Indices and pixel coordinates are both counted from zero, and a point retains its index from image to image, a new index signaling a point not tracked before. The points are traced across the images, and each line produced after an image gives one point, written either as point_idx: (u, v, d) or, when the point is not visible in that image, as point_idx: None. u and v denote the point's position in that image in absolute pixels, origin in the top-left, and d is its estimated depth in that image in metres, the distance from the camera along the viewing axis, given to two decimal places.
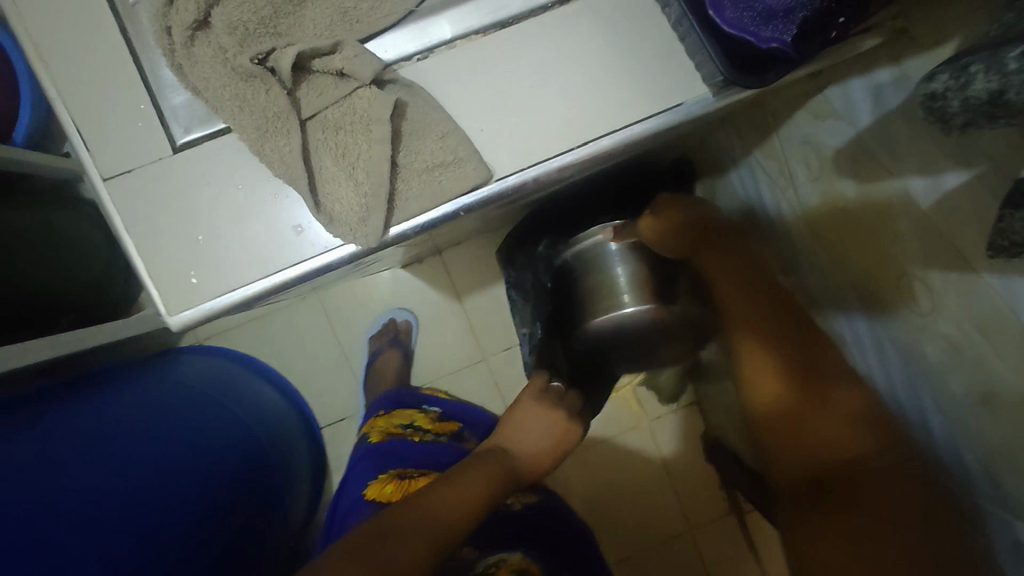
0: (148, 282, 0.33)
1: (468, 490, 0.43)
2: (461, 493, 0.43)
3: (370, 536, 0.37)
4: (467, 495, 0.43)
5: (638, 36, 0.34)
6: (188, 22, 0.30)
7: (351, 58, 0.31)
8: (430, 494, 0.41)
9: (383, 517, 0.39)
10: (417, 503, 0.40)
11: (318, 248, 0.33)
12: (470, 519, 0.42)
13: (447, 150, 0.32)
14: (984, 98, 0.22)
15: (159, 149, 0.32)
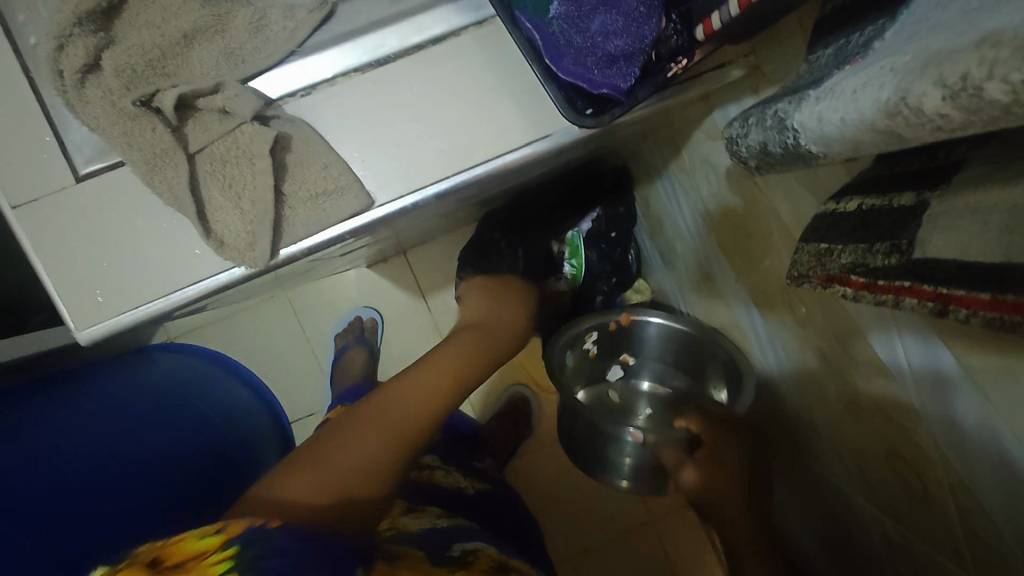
0: (57, 300, 0.36)
1: (425, 401, 0.44)
2: (427, 404, 0.44)
3: (339, 431, 0.39)
4: (431, 407, 0.44)
5: (505, 72, 0.36)
6: (77, 67, 0.32)
7: (233, 97, 0.34)
8: (389, 409, 0.42)
9: (354, 428, 0.39)
10: (374, 414, 0.41)
11: (214, 269, 0.36)
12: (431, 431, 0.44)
13: (329, 180, 0.35)
14: (758, 149, 0.26)
15: (62, 179, 0.35)
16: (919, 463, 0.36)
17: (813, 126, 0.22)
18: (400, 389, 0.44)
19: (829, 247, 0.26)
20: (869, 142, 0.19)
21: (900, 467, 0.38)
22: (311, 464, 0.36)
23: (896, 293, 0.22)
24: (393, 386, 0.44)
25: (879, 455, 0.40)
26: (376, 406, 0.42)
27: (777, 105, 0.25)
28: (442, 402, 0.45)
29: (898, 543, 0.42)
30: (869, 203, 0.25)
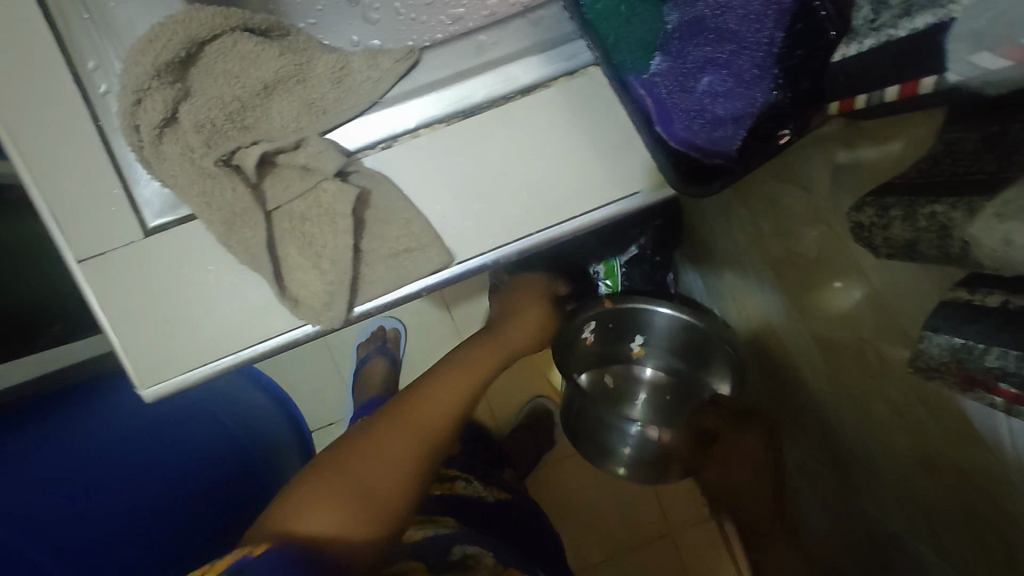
0: (123, 357, 0.34)
1: (445, 403, 0.46)
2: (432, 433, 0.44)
3: (361, 441, 0.41)
4: (434, 436, 0.43)
5: (597, 124, 0.34)
6: (156, 122, 0.30)
7: (314, 152, 0.32)
8: (398, 439, 0.41)
9: (371, 451, 0.40)
10: (404, 420, 0.43)
11: (285, 326, 0.35)
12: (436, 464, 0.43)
13: (409, 237, 0.34)
14: (903, 243, 0.24)
15: (130, 233, 0.34)
16: (1008, 535, 0.34)
17: (993, 244, 0.20)
18: (410, 414, 0.44)
19: (965, 344, 0.25)
20: None
21: (981, 532, 0.36)
22: (321, 483, 0.37)
23: None
24: (405, 407, 0.44)
25: (955, 521, 0.38)
26: (406, 428, 0.43)
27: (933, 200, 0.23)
28: (463, 400, 0.47)
29: None
30: (1017, 303, 0.24)
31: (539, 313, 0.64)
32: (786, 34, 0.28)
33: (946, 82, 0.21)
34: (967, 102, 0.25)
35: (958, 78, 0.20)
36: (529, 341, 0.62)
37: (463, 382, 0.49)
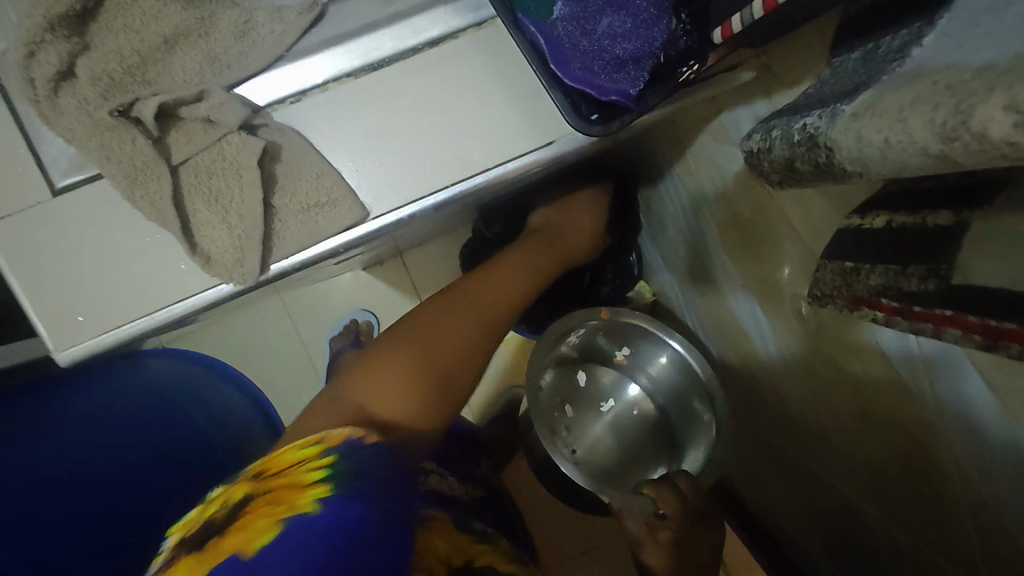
0: (36, 321, 0.34)
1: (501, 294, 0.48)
2: (494, 313, 0.47)
3: (393, 338, 0.41)
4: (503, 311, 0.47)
5: (506, 74, 0.34)
6: (50, 75, 0.30)
7: (216, 105, 0.32)
8: (455, 314, 0.44)
9: (404, 334, 0.42)
10: (428, 319, 0.43)
11: (200, 286, 0.34)
12: (494, 336, 0.46)
13: (320, 191, 0.33)
14: (782, 163, 0.24)
15: (37, 193, 0.33)
16: (935, 476, 0.33)
17: (848, 144, 0.20)
18: (472, 296, 0.46)
19: (854, 267, 0.25)
20: (915, 165, 0.17)
21: (915, 481, 0.36)
22: (370, 370, 0.39)
23: (932, 323, 0.21)
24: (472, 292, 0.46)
25: (892, 471, 0.38)
26: (450, 309, 0.44)
27: (806, 116, 0.23)
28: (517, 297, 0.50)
29: (907, 555, 0.39)
30: (899, 221, 0.23)
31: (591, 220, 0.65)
32: None
33: None
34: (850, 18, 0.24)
35: None
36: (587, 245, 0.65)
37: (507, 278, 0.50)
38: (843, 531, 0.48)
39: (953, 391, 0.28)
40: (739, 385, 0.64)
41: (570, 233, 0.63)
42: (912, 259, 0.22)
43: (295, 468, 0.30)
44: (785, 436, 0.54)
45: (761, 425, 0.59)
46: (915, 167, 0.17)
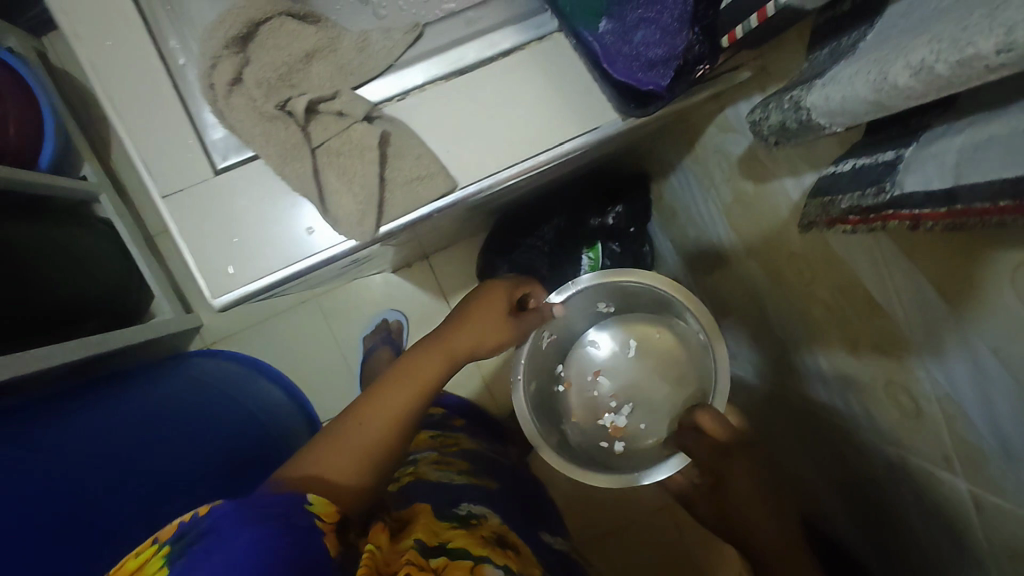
0: (196, 274, 0.43)
1: (418, 385, 0.55)
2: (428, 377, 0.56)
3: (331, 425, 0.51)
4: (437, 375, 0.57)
5: (562, 76, 0.44)
6: (227, 80, 0.40)
7: (346, 103, 0.42)
8: (390, 390, 0.53)
9: (345, 421, 0.51)
10: (360, 411, 0.52)
11: (325, 243, 0.44)
12: (427, 398, 0.56)
13: (422, 167, 0.43)
14: (777, 126, 0.34)
15: (202, 172, 0.43)
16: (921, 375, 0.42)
17: (820, 104, 0.29)
18: (402, 376, 0.56)
19: (831, 199, 0.35)
20: (866, 112, 0.27)
21: (912, 382, 0.45)
22: (326, 447, 0.48)
23: (882, 221, 0.30)
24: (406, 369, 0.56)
25: (887, 377, 0.48)
26: (378, 398, 0.53)
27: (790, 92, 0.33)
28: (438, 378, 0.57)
29: (910, 452, 0.49)
30: (861, 162, 0.33)
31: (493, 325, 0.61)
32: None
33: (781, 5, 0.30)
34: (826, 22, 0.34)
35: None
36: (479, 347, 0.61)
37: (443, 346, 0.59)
38: (853, 450, 0.59)
39: (918, 293, 0.40)
40: (760, 346, 0.74)
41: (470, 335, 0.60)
42: (868, 183, 0.32)
43: (139, 566, 0.38)
44: (806, 380, 0.64)
45: (784, 382, 0.70)
46: (863, 112, 0.27)
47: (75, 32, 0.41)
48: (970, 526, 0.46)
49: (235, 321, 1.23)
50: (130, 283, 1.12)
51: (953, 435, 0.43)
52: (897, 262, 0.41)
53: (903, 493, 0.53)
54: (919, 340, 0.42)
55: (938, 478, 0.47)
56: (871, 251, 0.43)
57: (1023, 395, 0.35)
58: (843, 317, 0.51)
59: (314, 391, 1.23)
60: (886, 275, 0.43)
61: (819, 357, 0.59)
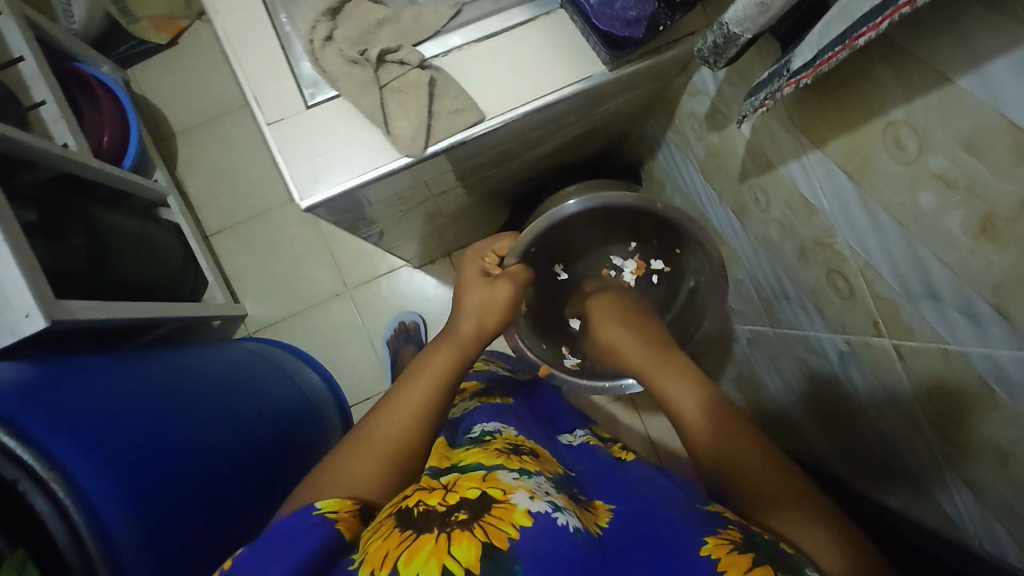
0: (290, 182, 0.57)
1: (427, 390, 0.64)
2: (433, 380, 0.66)
3: (357, 438, 0.59)
4: (445, 379, 0.66)
5: (563, 40, 0.60)
6: (322, 37, 0.56)
7: (406, 54, 0.57)
8: (403, 401, 0.62)
9: (369, 426, 0.61)
10: (383, 419, 0.61)
11: (385, 160, 0.58)
12: (440, 399, 0.65)
13: (459, 102, 0.58)
14: (713, 48, 0.48)
15: (297, 107, 0.58)
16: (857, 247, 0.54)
17: (734, 18, 0.44)
18: (415, 382, 0.66)
19: (748, 99, 0.48)
20: (758, 12, 0.41)
21: (847, 264, 0.57)
22: (354, 453, 0.57)
23: (777, 98, 0.44)
24: (417, 375, 0.66)
25: (829, 269, 0.60)
26: (397, 405, 0.62)
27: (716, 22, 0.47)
28: (447, 379, 0.67)
29: (858, 332, 0.60)
30: (771, 69, 0.47)
31: (506, 291, 0.77)
32: None
33: None
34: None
35: None
36: (491, 322, 0.75)
37: (447, 350, 0.70)
38: (823, 355, 0.70)
39: (838, 184, 0.53)
40: (742, 292, 0.86)
41: (489, 303, 0.76)
42: (770, 78, 0.46)
43: None
44: (779, 306, 0.75)
45: (767, 319, 0.82)
46: (756, 15, 0.42)
47: (214, 8, 0.58)
48: (902, 379, 0.56)
49: (275, 311, 1.37)
50: (188, 275, 1.26)
51: (875, 297, 0.55)
52: (821, 163, 0.54)
53: (862, 375, 0.63)
54: (843, 225, 0.55)
55: (878, 346, 0.58)
56: (802, 159, 0.56)
57: (906, 233, 0.47)
58: (793, 230, 0.64)
59: (345, 376, 1.35)
60: (819, 177, 0.55)
61: (781, 278, 0.71)
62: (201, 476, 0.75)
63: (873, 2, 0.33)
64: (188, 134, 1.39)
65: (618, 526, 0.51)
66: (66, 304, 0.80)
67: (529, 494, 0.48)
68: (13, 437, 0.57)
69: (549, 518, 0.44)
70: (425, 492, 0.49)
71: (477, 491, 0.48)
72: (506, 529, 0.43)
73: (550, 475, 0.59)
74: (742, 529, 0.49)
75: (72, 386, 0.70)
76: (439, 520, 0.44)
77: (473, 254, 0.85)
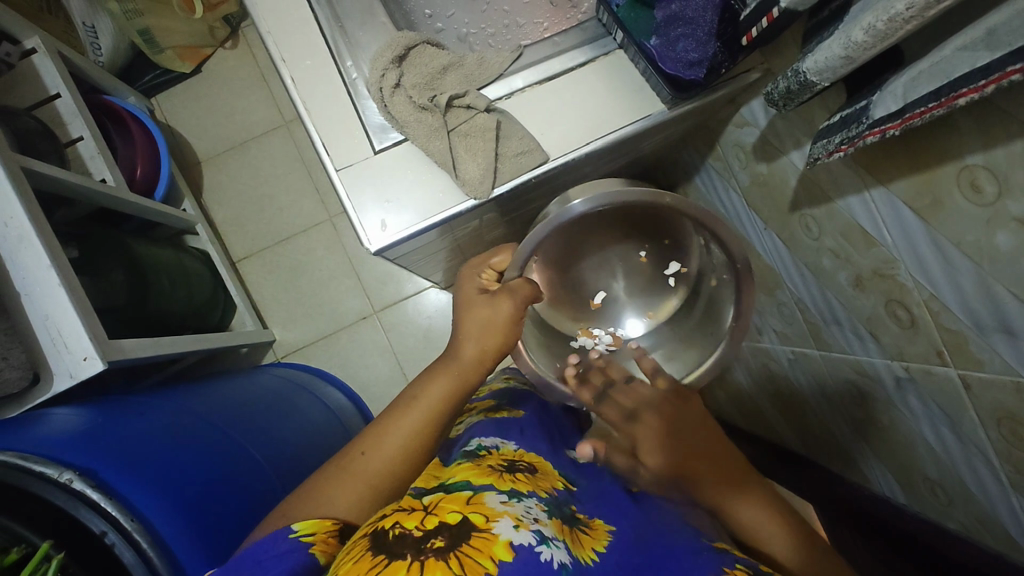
0: (360, 227, 0.58)
1: (423, 415, 0.63)
2: (428, 410, 0.63)
3: (348, 455, 0.59)
4: (441, 410, 0.64)
5: (622, 79, 0.61)
6: (391, 84, 0.57)
7: (473, 98, 0.59)
8: (398, 424, 0.61)
9: (357, 449, 0.60)
10: (375, 441, 0.60)
11: (452, 203, 0.59)
12: (437, 427, 0.63)
13: (524, 144, 0.59)
14: (785, 92, 0.50)
15: (365, 152, 0.59)
16: (922, 280, 0.55)
17: (811, 67, 0.45)
18: (411, 407, 0.63)
19: (826, 140, 0.50)
20: (840, 65, 0.42)
21: (909, 294, 0.58)
22: (340, 476, 0.57)
23: (858, 145, 0.46)
24: (410, 403, 0.63)
25: (887, 299, 0.61)
26: (387, 429, 0.61)
27: (788, 69, 0.49)
28: (445, 402, 0.64)
29: (919, 360, 0.61)
30: (844, 112, 0.49)
31: (513, 305, 0.70)
32: (721, 14, 0.54)
33: (780, 13, 0.46)
34: (813, 27, 0.51)
35: (778, 10, 0.46)
36: (492, 342, 0.68)
37: (445, 376, 0.66)
38: (878, 379, 0.70)
39: (903, 218, 0.54)
40: (786, 313, 0.87)
41: (490, 318, 0.69)
42: (848, 124, 0.47)
43: None
44: (829, 330, 0.76)
45: (814, 341, 0.82)
46: (838, 67, 0.43)
47: (282, 58, 0.59)
48: (967, 407, 0.57)
49: (304, 336, 1.37)
50: (217, 302, 1.27)
51: (940, 328, 0.56)
52: (884, 198, 0.55)
53: (922, 401, 0.64)
54: (907, 258, 0.56)
55: (941, 375, 0.59)
56: (864, 193, 0.58)
57: (979, 270, 0.48)
58: (849, 258, 0.65)
59: (374, 399, 1.35)
60: (882, 212, 0.56)
61: (833, 304, 0.72)
62: (260, 510, 0.74)
63: (975, 64, 0.35)
64: (213, 161, 1.40)
65: (616, 555, 0.50)
66: (119, 344, 0.81)
67: (515, 521, 0.44)
68: (96, 489, 0.59)
69: (532, 553, 0.41)
70: (403, 513, 0.44)
71: (459, 516, 0.43)
72: (485, 563, 0.39)
73: (544, 493, 0.54)
74: (750, 568, 0.51)
75: (145, 426, 0.72)
76: (413, 545, 0.39)
77: (471, 270, 0.77)
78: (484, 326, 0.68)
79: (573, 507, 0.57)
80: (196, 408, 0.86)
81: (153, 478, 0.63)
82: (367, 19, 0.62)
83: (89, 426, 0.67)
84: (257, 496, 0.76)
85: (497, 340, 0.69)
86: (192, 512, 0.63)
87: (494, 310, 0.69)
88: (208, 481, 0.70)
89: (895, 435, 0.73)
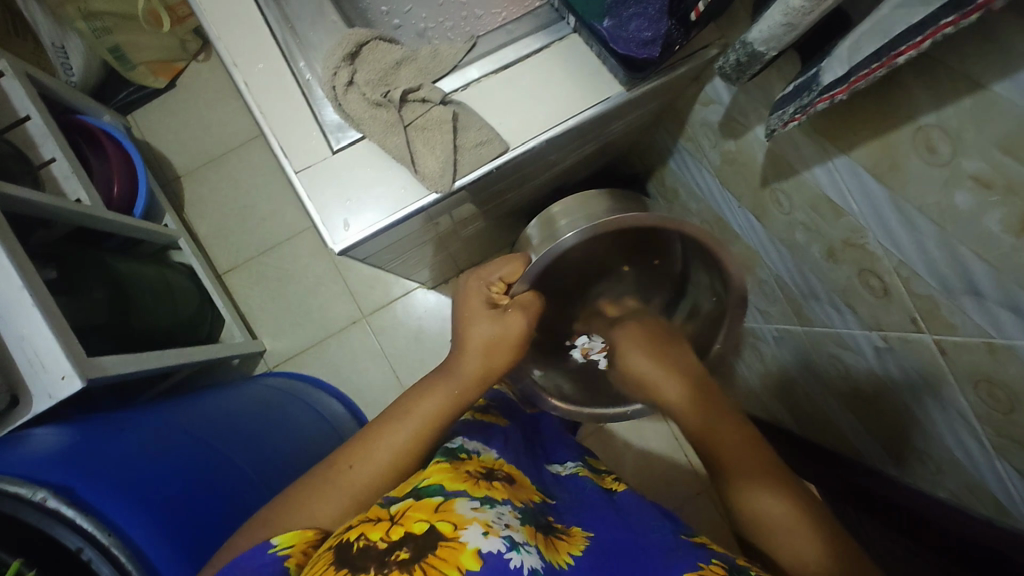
0: (321, 227, 0.58)
1: (414, 431, 0.61)
2: (420, 425, 0.62)
3: (335, 463, 0.59)
4: (433, 424, 0.62)
5: (578, 63, 0.61)
6: (344, 82, 0.57)
7: (428, 92, 0.58)
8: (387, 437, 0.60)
9: (344, 461, 0.58)
10: (363, 451, 0.59)
11: (415, 200, 0.58)
12: (430, 440, 0.62)
13: (482, 135, 0.58)
14: (736, 64, 0.49)
15: (323, 153, 0.58)
16: (892, 247, 0.55)
17: (756, 36, 0.45)
18: (403, 420, 0.62)
19: (779, 111, 0.50)
20: (783, 32, 0.42)
21: (880, 262, 0.57)
22: (323, 485, 0.56)
23: (808, 113, 0.45)
24: (403, 416, 0.62)
25: (860, 268, 0.61)
26: (377, 440, 0.60)
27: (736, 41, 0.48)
28: (439, 418, 0.63)
29: (895, 328, 0.60)
30: (796, 83, 0.48)
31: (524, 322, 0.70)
32: None
33: None
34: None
35: None
36: (492, 362, 0.68)
37: (441, 392, 0.65)
38: (859, 351, 0.69)
39: (866, 188, 0.53)
40: (767, 291, 0.87)
41: (496, 334, 0.69)
42: (800, 92, 0.47)
43: None
44: (809, 304, 0.76)
45: (798, 317, 0.81)
46: (782, 34, 0.42)
47: (236, 62, 0.59)
48: (947, 372, 0.56)
49: (294, 344, 1.36)
50: (204, 316, 1.27)
51: (912, 295, 0.55)
52: (847, 167, 0.54)
53: (902, 370, 0.63)
54: (873, 224, 0.55)
55: (918, 342, 0.58)
56: (827, 163, 0.57)
57: (942, 233, 0.47)
58: (821, 229, 0.64)
59: (367, 403, 1.34)
60: (847, 181, 0.56)
61: (810, 278, 0.71)
62: (244, 514, 0.74)
63: (911, 21, 0.34)
64: (193, 175, 1.40)
65: (590, 558, 0.50)
66: (98, 362, 0.81)
67: (484, 528, 0.44)
68: (70, 506, 0.58)
69: (501, 559, 0.41)
70: (370, 524, 0.45)
71: (425, 525, 0.44)
72: (450, 573, 0.39)
73: (519, 503, 0.54)
74: (723, 561, 0.52)
75: (127, 441, 0.72)
76: (377, 559, 0.40)
77: (477, 279, 0.75)
78: (492, 340, 0.68)
79: (550, 516, 0.56)
80: (185, 424, 0.85)
81: (131, 496, 0.62)
82: (318, 18, 0.62)
83: (71, 446, 0.67)
84: (241, 503, 0.75)
85: (499, 361, 0.69)
86: (174, 525, 0.63)
87: (504, 330, 0.69)
88: (190, 493, 0.69)
89: (882, 407, 0.72)
